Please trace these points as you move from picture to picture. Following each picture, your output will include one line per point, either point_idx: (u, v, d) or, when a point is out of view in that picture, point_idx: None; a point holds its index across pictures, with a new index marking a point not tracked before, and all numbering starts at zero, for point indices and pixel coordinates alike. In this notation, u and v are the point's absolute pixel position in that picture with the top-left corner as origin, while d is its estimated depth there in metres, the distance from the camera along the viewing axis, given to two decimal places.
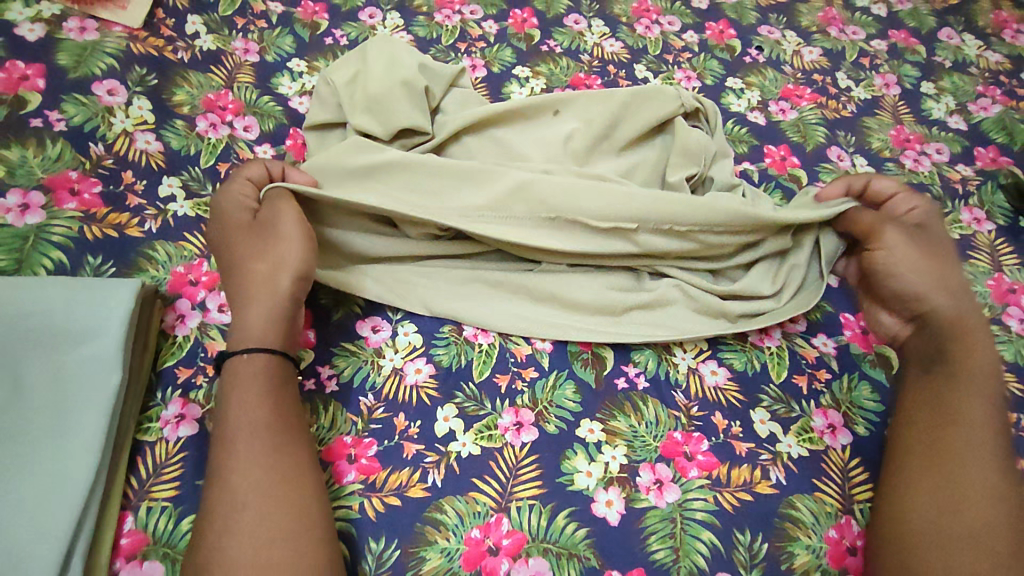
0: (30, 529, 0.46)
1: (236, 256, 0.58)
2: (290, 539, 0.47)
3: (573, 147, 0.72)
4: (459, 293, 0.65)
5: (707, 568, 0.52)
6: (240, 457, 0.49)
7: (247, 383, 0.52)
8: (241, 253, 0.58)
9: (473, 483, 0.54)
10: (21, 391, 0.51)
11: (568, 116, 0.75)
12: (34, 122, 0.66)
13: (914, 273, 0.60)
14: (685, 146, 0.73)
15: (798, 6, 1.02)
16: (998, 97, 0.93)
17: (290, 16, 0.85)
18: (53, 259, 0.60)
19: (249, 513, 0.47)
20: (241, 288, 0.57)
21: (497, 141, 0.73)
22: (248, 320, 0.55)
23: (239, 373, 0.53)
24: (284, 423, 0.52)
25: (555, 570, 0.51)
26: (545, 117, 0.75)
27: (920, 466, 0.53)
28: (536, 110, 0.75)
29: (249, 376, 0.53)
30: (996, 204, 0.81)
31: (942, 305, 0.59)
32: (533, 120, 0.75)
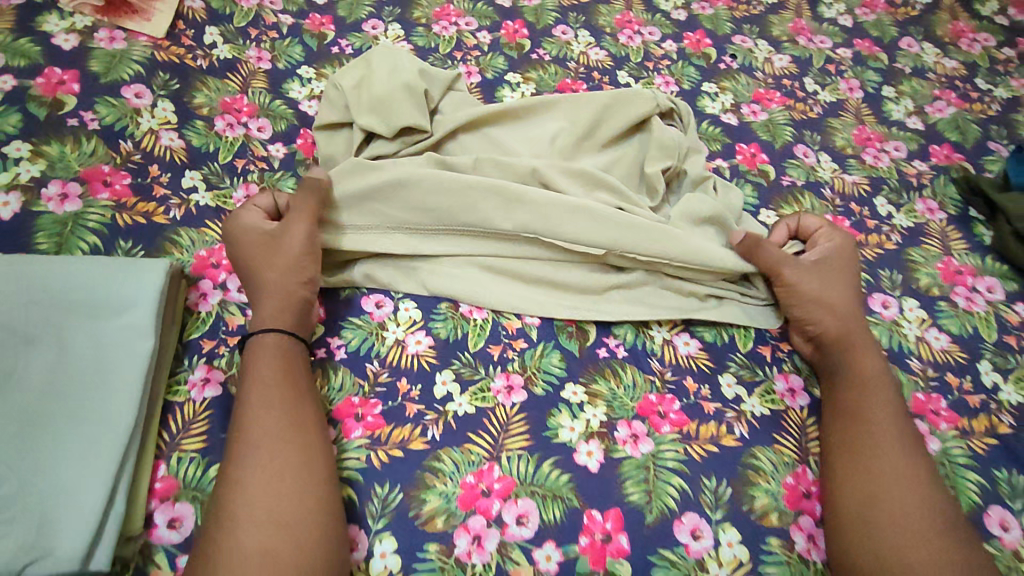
0: (78, 471, 0.52)
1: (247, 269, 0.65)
2: (294, 495, 0.53)
3: (559, 143, 0.80)
4: (461, 277, 0.71)
5: (677, 509, 0.59)
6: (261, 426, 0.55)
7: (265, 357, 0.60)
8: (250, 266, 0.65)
9: (468, 436, 0.61)
10: (66, 355, 0.57)
11: (553, 116, 0.83)
12: (71, 121, 0.73)
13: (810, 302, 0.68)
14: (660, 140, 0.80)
15: (769, 17, 1.10)
16: (953, 99, 1.01)
17: (299, 27, 0.93)
18: (89, 243, 0.67)
19: (271, 475, 0.53)
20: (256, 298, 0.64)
21: (489, 139, 0.81)
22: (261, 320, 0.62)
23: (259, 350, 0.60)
24: (293, 390, 0.58)
25: (541, 509, 0.58)
26: (533, 116, 0.83)
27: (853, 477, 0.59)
28: (524, 111, 0.82)
29: (268, 350, 0.60)
30: (948, 196, 0.89)
31: (828, 326, 0.67)
32: (521, 119, 0.83)
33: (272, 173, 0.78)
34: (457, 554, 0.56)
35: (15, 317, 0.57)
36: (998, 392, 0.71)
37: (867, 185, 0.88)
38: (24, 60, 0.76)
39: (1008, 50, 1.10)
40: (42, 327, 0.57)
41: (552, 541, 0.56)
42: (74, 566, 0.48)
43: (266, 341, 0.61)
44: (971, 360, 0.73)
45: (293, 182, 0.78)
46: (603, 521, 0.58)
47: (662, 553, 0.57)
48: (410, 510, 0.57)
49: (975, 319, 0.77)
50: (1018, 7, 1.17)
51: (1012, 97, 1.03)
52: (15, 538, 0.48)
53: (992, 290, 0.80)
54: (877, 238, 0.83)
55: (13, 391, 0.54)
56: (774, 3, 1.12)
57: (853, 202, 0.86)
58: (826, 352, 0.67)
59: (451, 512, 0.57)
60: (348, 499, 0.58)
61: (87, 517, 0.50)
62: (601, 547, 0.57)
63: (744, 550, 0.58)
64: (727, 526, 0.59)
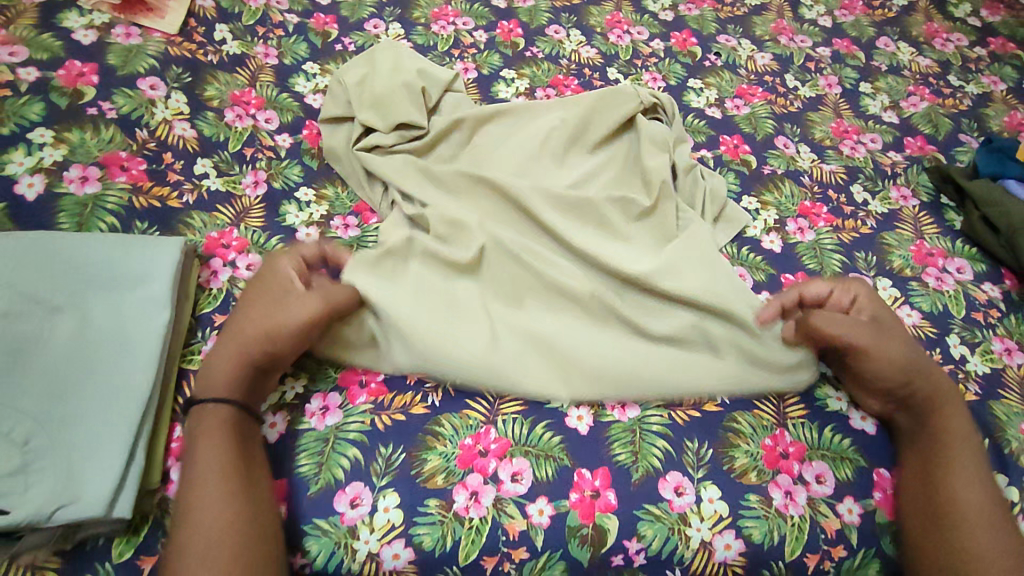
0: (100, 429, 0.55)
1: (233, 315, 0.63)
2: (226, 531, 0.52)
3: (552, 143, 0.83)
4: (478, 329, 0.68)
5: (662, 468, 0.63)
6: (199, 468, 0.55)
7: (213, 433, 0.56)
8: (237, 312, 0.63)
9: (466, 402, 0.65)
10: (88, 322, 0.61)
11: (545, 117, 0.86)
12: (91, 110, 0.78)
13: (895, 369, 0.65)
14: (648, 137, 0.84)
15: (753, 18, 1.15)
16: (926, 95, 1.06)
17: (304, 26, 0.97)
18: (108, 224, 0.71)
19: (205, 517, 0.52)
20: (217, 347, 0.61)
21: (484, 141, 0.85)
22: (211, 375, 0.59)
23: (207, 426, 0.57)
24: (240, 478, 0.55)
25: (534, 467, 0.62)
26: (524, 118, 0.86)
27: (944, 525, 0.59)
28: (515, 113, 0.86)
29: (215, 429, 0.56)
30: (921, 184, 0.93)
31: (923, 389, 0.65)
32: (513, 121, 0.86)
33: (279, 161, 0.82)
34: (456, 508, 0.59)
35: (39, 286, 0.61)
36: (966, 363, 0.75)
37: (844, 174, 0.93)
38: (45, 53, 0.81)
39: (980, 49, 1.15)
40: (64, 295, 0.61)
41: (544, 496, 0.60)
42: (98, 513, 0.52)
43: (218, 414, 0.57)
44: (941, 334, 0.77)
45: (299, 169, 0.82)
46: (592, 478, 0.62)
47: (647, 507, 0.61)
48: (412, 469, 0.61)
49: (945, 297, 0.81)
50: (989, 9, 1.23)
51: (983, 93, 1.08)
52: (44, 485, 0.51)
53: (961, 270, 0.84)
54: (854, 223, 0.87)
55: (39, 354, 0.58)
56: (758, 5, 1.17)
57: (830, 189, 0.91)
58: (912, 414, 0.65)
59: (450, 470, 0.61)
60: (353, 459, 0.61)
61: (110, 469, 0.53)
62: (590, 502, 0.60)
63: (724, 506, 0.61)
64: (708, 484, 0.62)
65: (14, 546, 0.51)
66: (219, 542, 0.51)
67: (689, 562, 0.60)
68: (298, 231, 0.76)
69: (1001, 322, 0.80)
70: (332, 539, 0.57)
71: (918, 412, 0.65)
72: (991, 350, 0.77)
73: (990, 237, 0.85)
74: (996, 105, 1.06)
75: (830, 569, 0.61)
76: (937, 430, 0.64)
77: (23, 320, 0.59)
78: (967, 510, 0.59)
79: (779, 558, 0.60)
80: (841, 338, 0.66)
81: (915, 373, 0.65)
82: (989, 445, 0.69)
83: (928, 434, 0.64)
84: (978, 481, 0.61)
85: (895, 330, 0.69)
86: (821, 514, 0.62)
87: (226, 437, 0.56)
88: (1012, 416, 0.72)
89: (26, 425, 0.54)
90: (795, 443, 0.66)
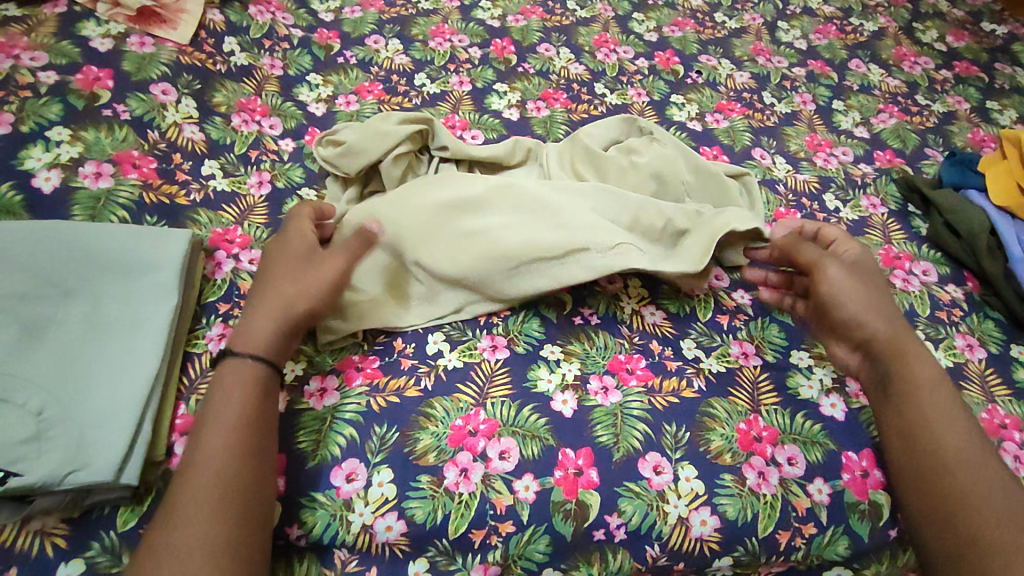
0: (110, 401, 0.59)
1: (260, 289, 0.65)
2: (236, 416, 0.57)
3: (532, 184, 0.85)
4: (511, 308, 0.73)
5: (641, 448, 0.66)
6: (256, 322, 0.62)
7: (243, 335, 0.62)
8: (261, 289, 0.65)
9: (457, 385, 0.69)
10: (101, 307, 0.64)
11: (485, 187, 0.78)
12: (105, 112, 0.82)
13: (858, 304, 0.70)
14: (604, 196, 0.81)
15: (732, 40, 1.22)
16: (895, 113, 1.13)
17: (309, 40, 1.03)
18: (119, 217, 0.75)
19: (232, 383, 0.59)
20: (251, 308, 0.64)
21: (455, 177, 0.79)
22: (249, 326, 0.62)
23: (223, 382, 0.59)
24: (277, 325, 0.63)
25: (520, 445, 0.65)
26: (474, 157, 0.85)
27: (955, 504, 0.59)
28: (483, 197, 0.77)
29: (232, 392, 0.58)
30: (889, 193, 0.99)
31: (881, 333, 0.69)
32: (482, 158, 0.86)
33: (282, 164, 0.87)
34: (447, 484, 0.62)
35: (53, 269, 0.64)
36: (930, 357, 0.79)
37: (817, 183, 0.98)
38: (65, 59, 0.85)
39: (945, 72, 1.23)
40: (78, 282, 0.64)
41: (530, 474, 0.63)
42: (108, 478, 0.55)
43: (257, 325, 0.62)
44: None
45: (302, 171, 0.87)
46: (575, 457, 0.65)
47: (627, 485, 0.64)
48: (405, 447, 0.64)
49: (911, 297, 0.85)
50: (954, 35, 1.31)
51: (948, 112, 1.15)
52: (56, 453, 0.55)
53: (927, 273, 0.89)
54: None
55: (55, 334, 0.61)
56: (737, 28, 1.25)
57: (804, 197, 0.96)
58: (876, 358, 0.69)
59: (441, 448, 0.64)
60: (349, 437, 0.64)
61: (119, 438, 0.57)
62: (573, 479, 0.63)
63: (701, 484, 0.65)
64: (685, 464, 0.66)
65: (27, 509, 0.54)
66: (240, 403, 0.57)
67: (667, 537, 0.63)
68: None
69: (963, 320, 0.84)
70: (328, 511, 0.60)
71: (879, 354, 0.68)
72: (954, 346, 0.81)
73: (954, 242, 0.91)
74: (960, 122, 1.13)
75: (802, 545, 0.65)
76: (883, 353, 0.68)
77: (39, 302, 0.62)
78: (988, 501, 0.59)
79: (751, 534, 0.64)
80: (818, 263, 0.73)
81: (876, 314, 0.69)
82: None
83: (905, 409, 0.65)
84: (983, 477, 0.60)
85: (877, 281, 0.74)
86: (792, 493, 0.66)
87: (248, 405, 0.57)
88: (972, 406, 0.76)
89: (41, 396, 0.57)
90: (768, 428, 0.70)
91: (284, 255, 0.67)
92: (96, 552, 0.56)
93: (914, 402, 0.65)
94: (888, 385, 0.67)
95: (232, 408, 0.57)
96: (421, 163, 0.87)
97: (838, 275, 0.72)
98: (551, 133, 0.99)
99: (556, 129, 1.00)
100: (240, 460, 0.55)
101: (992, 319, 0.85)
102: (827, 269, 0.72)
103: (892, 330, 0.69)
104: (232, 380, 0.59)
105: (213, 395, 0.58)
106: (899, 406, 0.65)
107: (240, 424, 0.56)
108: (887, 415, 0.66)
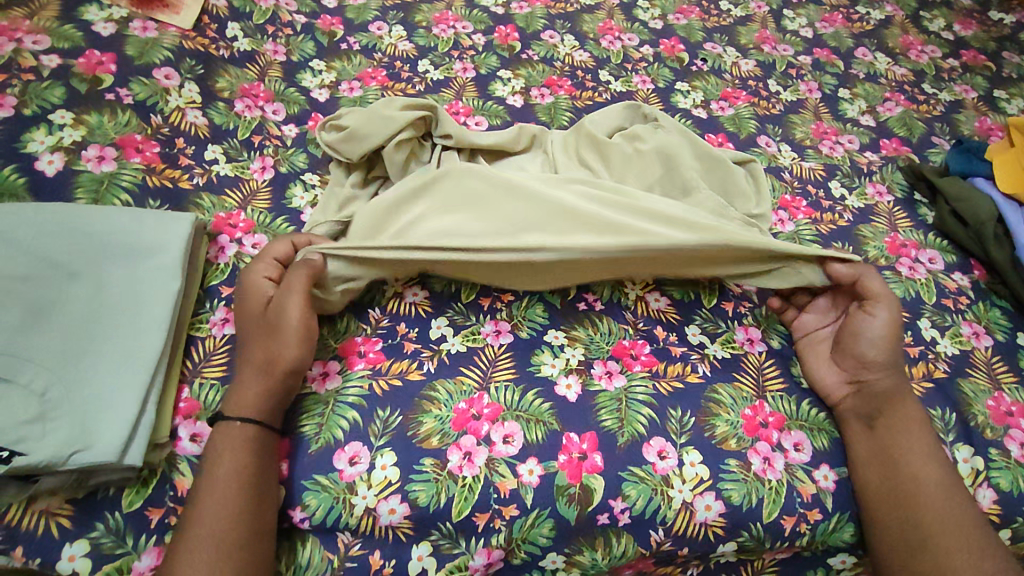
0: (114, 384, 0.58)
1: (245, 343, 0.63)
2: (239, 467, 0.57)
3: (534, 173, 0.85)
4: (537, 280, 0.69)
5: (646, 433, 0.66)
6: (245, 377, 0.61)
7: (248, 373, 0.61)
8: (246, 344, 0.63)
9: (460, 369, 0.68)
10: (103, 290, 0.64)
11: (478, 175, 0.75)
12: (109, 96, 0.82)
13: (877, 347, 0.68)
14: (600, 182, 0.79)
15: (738, 28, 1.21)
16: (901, 101, 1.12)
17: (312, 26, 1.03)
18: (122, 200, 0.75)
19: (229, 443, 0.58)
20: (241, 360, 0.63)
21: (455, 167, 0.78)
22: (242, 387, 0.61)
23: (222, 446, 0.58)
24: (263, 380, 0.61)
25: (524, 429, 0.65)
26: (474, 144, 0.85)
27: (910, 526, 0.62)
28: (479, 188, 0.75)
29: (233, 450, 0.57)
30: (895, 181, 0.98)
31: (876, 369, 0.68)
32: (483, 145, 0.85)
33: (285, 149, 0.86)
34: (450, 467, 0.62)
35: (56, 251, 0.64)
36: (936, 344, 0.79)
37: (823, 171, 0.98)
38: (67, 43, 0.85)
39: (952, 60, 1.22)
40: (81, 263, 0.64)
41: (534, 457, 0.63)
42: (111, 459, 0.55)
43: (250, 365, 0.62)
44: (913, 318, 0.81)
45: (305, 157, 0.86)
46: (580, 442, 0.64)
47: (632, 469, 0.64)
48: (408, 430, 0.64)
49: (917, 284, 0.85)
50: (962, 24, 1.30)
51: (955, 100, 1.14)
52: (60, 434, 0.55)
53: (933, 261, 0.89)
54: (831, 216, 0.91)
55: (58, 315, 0.61)
56: (743, 16, 1.23)
57: (809, 184, 0.95)
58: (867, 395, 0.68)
59: (445, 432, 0.64)
60: (352, 420, 0.64)
61: (123, 420, 0.57)
62: (577, 464, 0.63)
63: (705, 469, 0.64)
64: (690, 449, 0.66)
65: (31, 488, 0.54)
66: (242, 453, 0.57)
67: (671, 522, 0.63)
68: (304, 212, 0.81)
69: (970, 308, 0.84)
70: (331, 494, 0.60)
71: (871, 395, 0.68)
72: (960, 333, 0.81)
73: (960, 230, 0.90)
74: (967, 111, 1.12)
75: (806, 531, 0.65)
76: (865, 390, 0.68)
77: (42, 284, 0.62)
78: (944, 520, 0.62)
79: (756, 520, 0.64)
80: (869, 300, 0.70)
81: (885, 352, 0.68)
82: (956, 418, 0.73)
83: (884, 445, 0.66)
84: (942, 495, 0.63)
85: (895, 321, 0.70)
86: (798, 478, 0.66)
87: (248, 464, 0.57)
88: (978, 393, 0.76)
89: (45, 377, 0.57)
90: (773, 413, 0.69)
91: (248, 312, 0.65)
92: (100, 534, 0.56)
93: (885, 440, 0.66)
94: (875, 416, 0.67)
95: (237, 463, 0.57)
96: (424, 150, 0.87)
97: (876, 317, 0.69)
98: (556, 120, 0.99)
99: (561, 116, 1.00)
100: (238, 517, 0.54)
101: (999, 307, 0.85)
102: (874, 307, 0.69)
103: (886, 366, 0.68)
104: (232, 434, 0.58)
105: (216, 445, 0.58)
106: (879, 441, 0.66)
107: (242, 479, 0.56)
108: (858, 443, 0.67)
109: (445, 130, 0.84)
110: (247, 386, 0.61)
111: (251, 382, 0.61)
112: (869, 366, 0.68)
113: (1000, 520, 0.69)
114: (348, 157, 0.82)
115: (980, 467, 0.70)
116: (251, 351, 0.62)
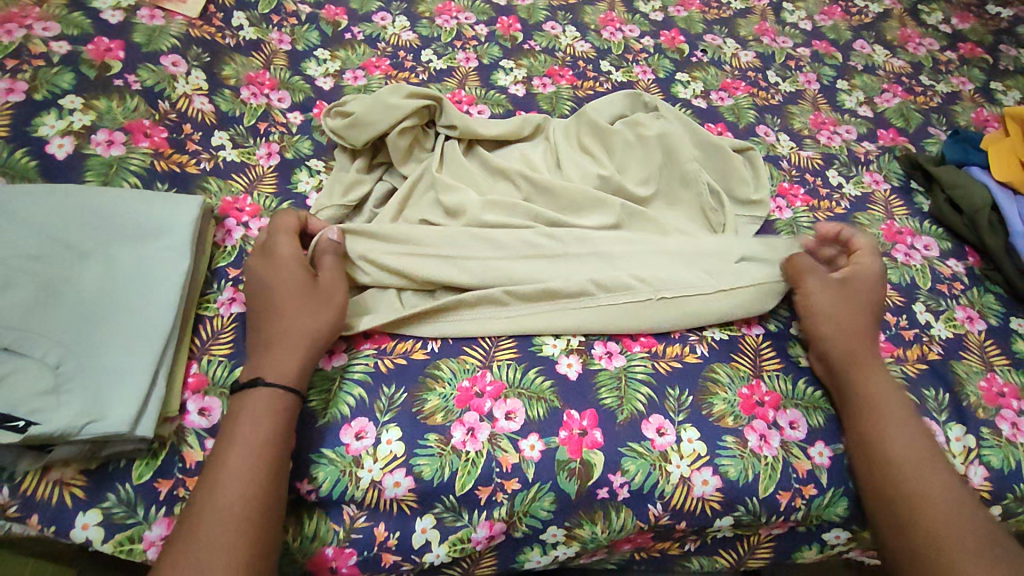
0: (126, 360, 0.60)
1: (274, 311, 0.64)
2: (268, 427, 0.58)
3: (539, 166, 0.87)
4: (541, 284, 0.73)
5: (645, 410, 0.67)
6: (281, 343, 0.62)
7: (279, 344, 0.62)
8: (276, 311, 0.64)
9: (464, 348, 0.70)
10: (114, 268, 0.65)
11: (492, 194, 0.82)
12: (117, 82, 0.83)
13: (828, 320, 0.71)
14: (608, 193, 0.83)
15: (737, 20, 1.22)
16: (899, 92, 1.13)
17: (316, 16, 1.04)
18: (131, 183, 0.76)
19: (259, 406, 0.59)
20: (270, 329, 0.63)
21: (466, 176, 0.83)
22: (273, 356, 0.62)
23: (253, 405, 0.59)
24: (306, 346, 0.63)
25: (526, 406, 0.66)
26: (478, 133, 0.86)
27: (904, 500, 0.61)
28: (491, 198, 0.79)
29: (258, 410, 0.58)
30: (892, 170, 1.00)
31: (830, 346, 0.70)
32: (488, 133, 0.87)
33: (290, 136, 0.88)
34: (454, 442, 0.63)
35: (68, 230, 0.65)
36: (930, 328, 0.80)
37: (820, 160, 0.99)
38: (76, 30, 0.86)
39: (950, 53, 1.23)
40: (92, 243, 0.66)
41: (535, 433, 0.65)
42: (123, 430, 0.56)
43: (289, 333, 0.63)
44: (908, 302, 0.82)
45: (310, 143, 0.88)
46: (580, 418, 0.66)
47: (631, 445, 0.65)
48: (413, 406, 0.65)
49: (912, 270, 0.86)
50: (960, 17, 1.31)
51: (952, 92, 1.15)
52: (74, 405, 0.56)
53: (928, 247, 0.90)
54: (828, 204, 0.93)
55: (70, 292, 0.62)
56: (743, 9, 1.25)
57: (807, 172, 0.96)
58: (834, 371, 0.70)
59: (448, 409, 0.65)
60: (358, 397, 0.65)
61: (134, 394, 0.58)
62: (578, 439, 0.65)
63: (702, 446, 0.66)
64: (688, 426, 0.67)
65: (46, 458, 0.56)
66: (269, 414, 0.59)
67: (669, 496, 0.64)
68: (309, 197, 0.82)
69: (964, 293, 0.85)
70: (338, 467, 0.62)
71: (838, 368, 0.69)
72: (954, 317, 0.82)
73: (955, 218, 0.91)
74: (964, 102, 1.14)
75: (802, 506, 0.66)
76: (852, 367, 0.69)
77: (53, 263, 0.63)
78: (934, 491, 0.61)
79: (753, 494, 0.65)
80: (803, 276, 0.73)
81: (840, 327, 0.70)
82: (949, 399, 0.75)
83: (864, 415, 0.66)
84: (930, 465, 0.63)
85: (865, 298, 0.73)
86: (793, 455, 0.67)
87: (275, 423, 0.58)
88: (971, 374, 0.77)
89: (59, 351, 0.58)
90: (770, 393, 0.71)
91: (287, 278, 0.66)
92: (112, 503, 0.57)
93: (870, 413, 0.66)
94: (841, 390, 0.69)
95: (261, 422, 0.58)
96: (427, 137, 0.88)
97: (816, 293, 0.72)
98: (557, 109, 1.00)
99: (562, 105, 1.01)
100: (263, 473, 0.56)
101: (992, 293, 0.86)
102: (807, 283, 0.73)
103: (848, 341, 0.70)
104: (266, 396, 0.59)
105: (241, 406, 0.59)
106: (858, 411, 0.66)
107: (267, 437, 0.57)
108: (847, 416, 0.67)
109: (450, 118, 0.85)
110: (284, 354, 0.62)
111: (291, 348, 0.62)
112: (820, 339, 0.71)
113: (991, 497, 0.70)
114: (352, 144, 0.83)
115: (972, 446, 0.72)
116: (285, 317, 0.63)
